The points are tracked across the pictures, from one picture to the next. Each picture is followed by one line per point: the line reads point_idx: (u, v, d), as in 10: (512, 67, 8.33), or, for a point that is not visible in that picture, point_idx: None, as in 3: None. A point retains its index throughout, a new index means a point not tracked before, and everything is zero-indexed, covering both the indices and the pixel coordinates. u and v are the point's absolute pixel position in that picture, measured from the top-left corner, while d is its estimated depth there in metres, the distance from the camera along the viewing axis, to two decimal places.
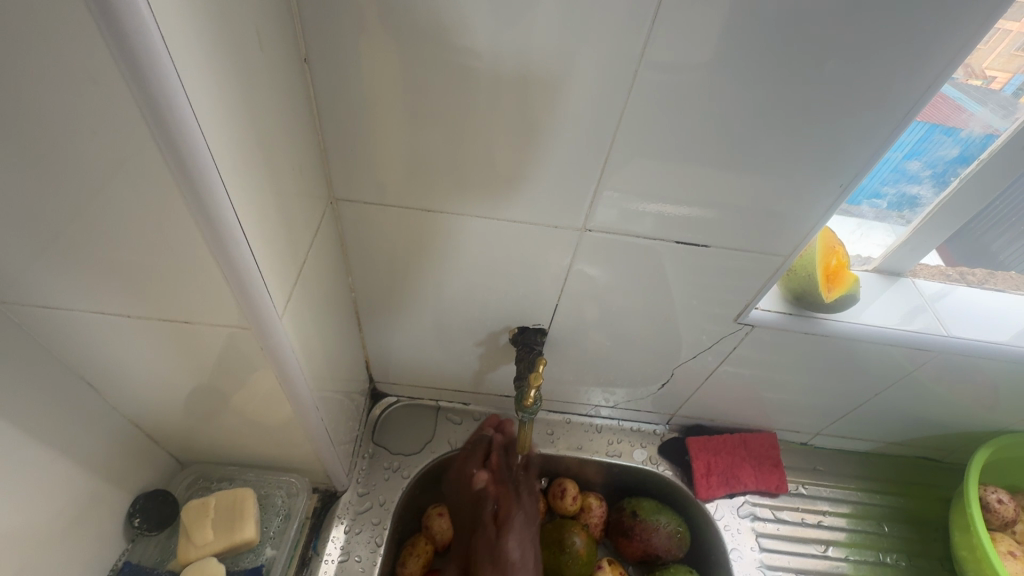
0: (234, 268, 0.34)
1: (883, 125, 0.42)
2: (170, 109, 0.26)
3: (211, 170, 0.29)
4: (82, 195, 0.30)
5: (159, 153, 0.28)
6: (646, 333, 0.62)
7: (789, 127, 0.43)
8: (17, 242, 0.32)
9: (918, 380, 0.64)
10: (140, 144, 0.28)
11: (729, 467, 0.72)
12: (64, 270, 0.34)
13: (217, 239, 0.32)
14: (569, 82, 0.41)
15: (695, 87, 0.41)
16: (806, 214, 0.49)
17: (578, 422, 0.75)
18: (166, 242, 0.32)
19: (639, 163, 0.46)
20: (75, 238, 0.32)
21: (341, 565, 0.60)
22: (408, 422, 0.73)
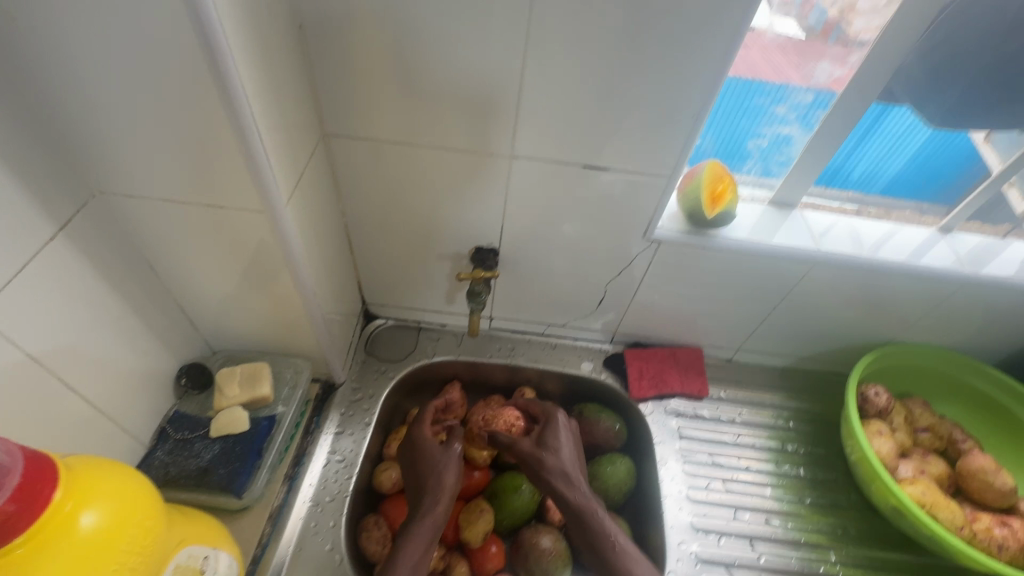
0: (259, 174, 0.48)
1: None
2: (221, 66, 0.40)
3: (245, 107, 0.43)
4: (155, 113, 0.44)
5: (210, 92, 0.42)
6: (582, 257, 0.75)
7: (678, 88, 0.54)
8: (112, 143, 0.46)
9: (808, 292, 0.78)
10: (198, 84, 0.42)
11: (658, 372, 0.86)
12: (136, 169, 0.48)
13: (248, 154, 0.46)
14: (504, 51, 0.53)
15: (603, 56, 0.52)
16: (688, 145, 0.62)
17: (536, 340, 0.91)
18: (206, 152, 0.46)
19: (562, 119, 0.57)
20: (148, 146, 0.47)
21: (337, 437, 0.76)
22: (396, 338, 0.89)
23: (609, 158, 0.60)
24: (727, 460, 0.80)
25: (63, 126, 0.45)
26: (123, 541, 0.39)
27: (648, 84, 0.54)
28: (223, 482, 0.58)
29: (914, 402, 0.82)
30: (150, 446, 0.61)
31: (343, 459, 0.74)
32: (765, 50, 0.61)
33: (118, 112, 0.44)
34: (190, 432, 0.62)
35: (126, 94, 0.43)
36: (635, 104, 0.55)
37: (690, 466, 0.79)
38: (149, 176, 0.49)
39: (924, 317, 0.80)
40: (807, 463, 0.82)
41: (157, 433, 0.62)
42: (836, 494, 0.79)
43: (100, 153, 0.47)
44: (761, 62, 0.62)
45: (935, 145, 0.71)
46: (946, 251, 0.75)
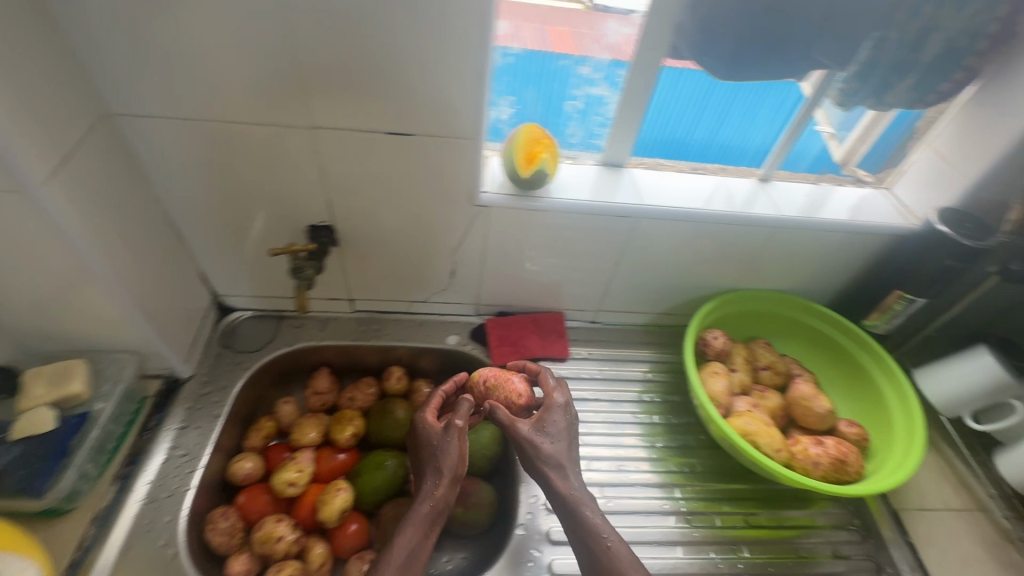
0: None
1: None
2: None
3: None
4: None
5: None
6: (419, 229, 0.75)
7: (453, 47, 0.55)
8: None
9: (646, 248, 0.81)
10: None
11: (519, 338, 0.87)
12: None
13: None
14: (267, 15, 0.52)
15: (366, 18, 0.53)
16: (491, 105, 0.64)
17: (403, 319, 0.92)
18: None
19: (350, 83, 0.57)
20: None
21: (180, 432, 0.73)
22: (254, 329, 0.87)
23: (408, 119, 0.61)
24: (586, 415, 0.83)
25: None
26: None
27: (422, 45, 0.55)
28: (19, 484, 0.56)
29: (758, 343, 0.88)
30: None
31: (185, 453, 0.71)
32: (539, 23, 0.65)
33: None
34: None
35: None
36: (416, 65, 0.56)
37: None
38: None
39: (757, 264, 0.85)
40: (664, 410, 0.86)
41: None
42: (688, 436, 0.83)
43: None
44: (540, 31, 0.65)
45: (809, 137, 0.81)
46: (766, 201, 0.79)
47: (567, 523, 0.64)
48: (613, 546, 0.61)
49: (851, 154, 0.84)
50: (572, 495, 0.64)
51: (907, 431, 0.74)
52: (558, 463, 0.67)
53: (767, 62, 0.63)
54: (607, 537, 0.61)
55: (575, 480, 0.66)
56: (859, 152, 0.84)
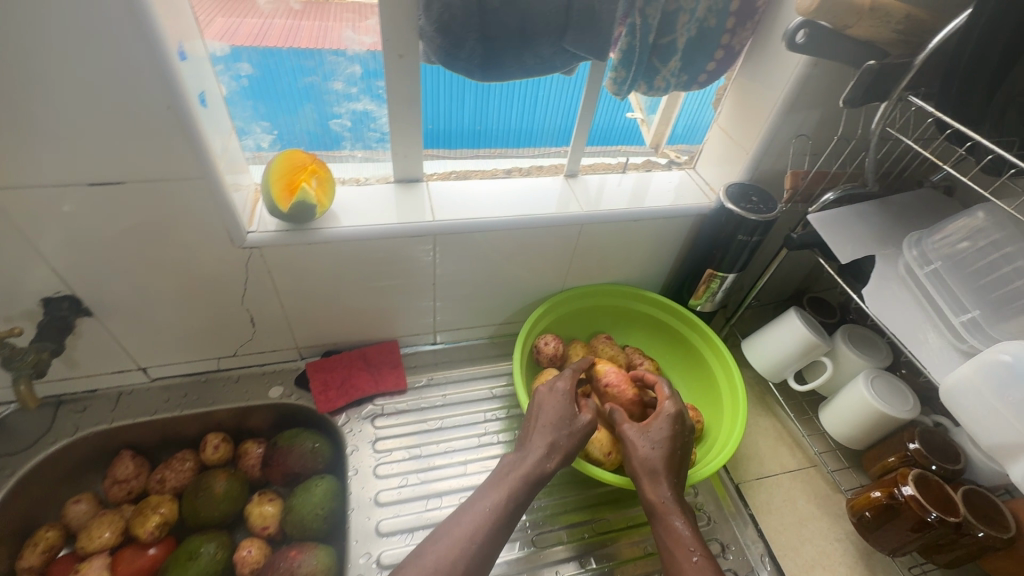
0: None
1: None
2: None
3: None
4: None
5: None
6: (188, 283, 0.66)
7: (130, 77, 0.46)
8: None
9: (459, 263, 0.76)
10: None
11: (346, 378, 0.80)
12: None
13: None
14: None
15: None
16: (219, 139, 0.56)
17: (216, 377, 0.81)
18: None
19: (11, 132, 0.47)
20: None
21: None
22: (23, 423, 0.74)
23: (106, 161, 0.51)
24: (426, 449, 0.78)
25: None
26: None
27: (85, 78, 0.46)
28: None
29: (598, 339, 0.86)
30: None
31: None
32: (269, 17, 0.57)
33: None
34: None
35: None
36: (89, 103, 0.47)
37: (384, 468, 0.75)
38: None
39: (581, 260, 0.83)
40: (512, 426, 0.82)
41: None
42: None
43: None
44: (263, 25, 0.57)
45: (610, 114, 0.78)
46: (572, 198, 0.77)
47: (657, 533, 0.61)
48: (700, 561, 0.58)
49: (660, 137, 0.84)
50: (662, 505, 0.61)
51: (730, 419, 0.75)
52: (651, 469, 0.63)
53: (523, 57, 0.60)
54: (693, 552, 0.58)
55: (668, 486, 0.62)
56: (665, 134, 0.84)
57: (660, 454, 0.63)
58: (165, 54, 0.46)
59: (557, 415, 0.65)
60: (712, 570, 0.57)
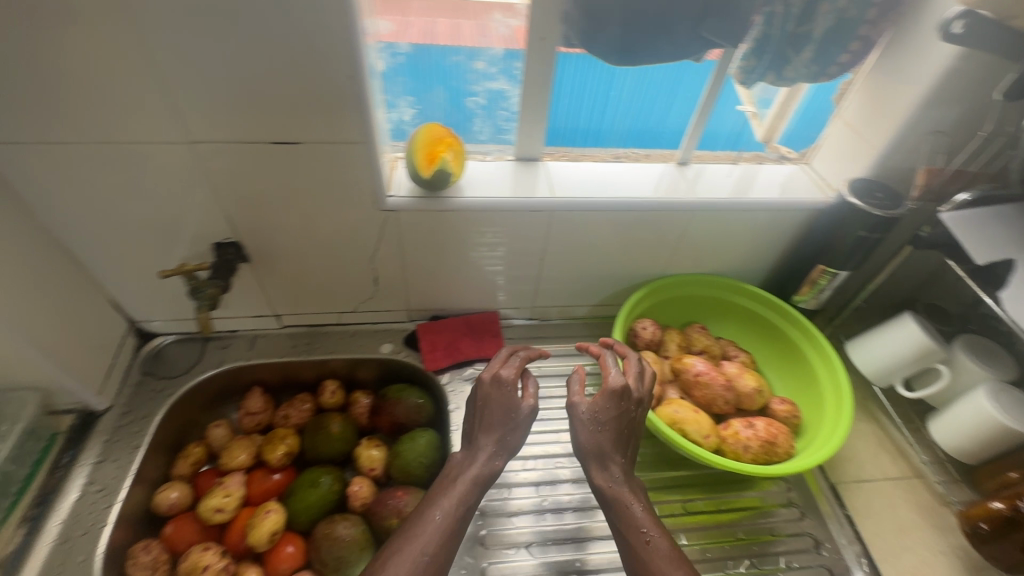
0: None
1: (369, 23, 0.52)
2: None
3: None
4: None
5: None
6: (331, 237, 0.73)
7: (325, 47, 0.53)
8: None
9: (566, 241, 0.80)
10: None
11: (452, 342, 0.86)
12: None
13: None
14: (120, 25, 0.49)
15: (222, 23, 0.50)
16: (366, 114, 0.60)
17: (335, 331, 0.90)
18: None
19: (222, 91, 0.55)
20: None
21: (96, 466, 0.70)
22: (178, 354, 0.85)
23: (287, 118, 0.58)
24: None
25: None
26: None
27: (287, 46, 0.52)
28: None
29: (692, 328, 0.87)
30: None
31: (101, 488, 0.69)
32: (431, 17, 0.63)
33: None
34: None
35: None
36: (286, 68, 0.54)
37: None
38: None
39: (684, 247, 0.84)
40: None
41: None
42: None
43: None
44: (424, 24, 0.63)
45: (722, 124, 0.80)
46: (683, 184, 0.78)
47: (611, 518, 0.60)
48: (653, 541, 0.56)
49: (772, 131, 0.84)
50: (611, 488, 0.60)
51: (833, 416, 0.73)
52: (596, 451, 0.62)
53: (659, 42, 0.63)
54: (646, 532, 0.57)
55: (617, 470, 0.62)
56: (778, 129, 0.83)
57: (602, 439, 0.62)
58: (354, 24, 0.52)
59: (499, 413, 0.65)
60: (670, 549, 0.56)
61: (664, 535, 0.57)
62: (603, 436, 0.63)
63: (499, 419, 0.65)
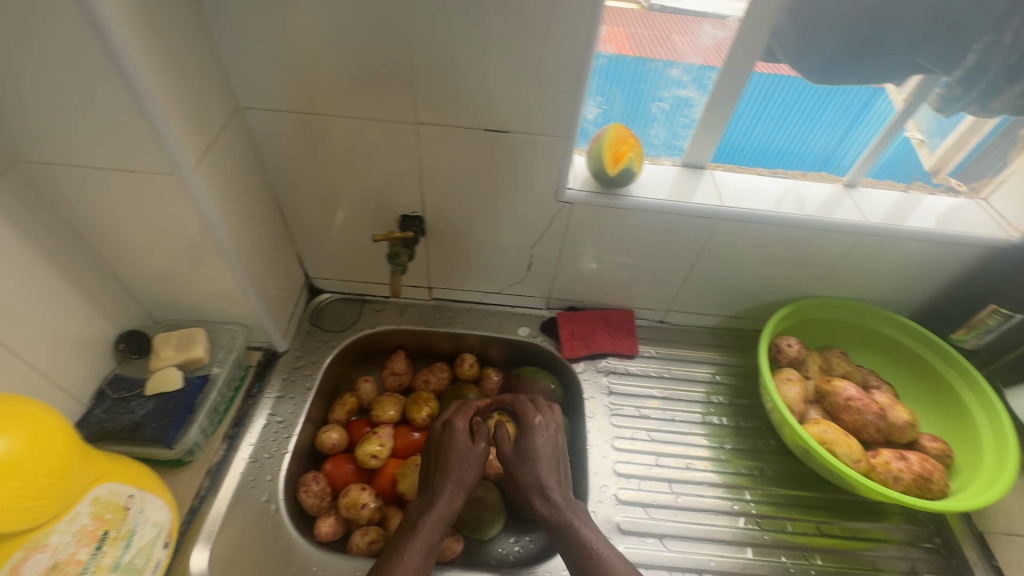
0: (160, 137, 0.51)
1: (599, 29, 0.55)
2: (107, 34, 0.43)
3: (137, 76, 0.46)
4: (48, 73, 0.46)
5: (102, 60, 0.45)
6: (504, 220, 0.78)
7: (560, 48, 0.57)
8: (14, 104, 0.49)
9: (721, 250, 0.81)
10: (90, 53, 0.45)
11: (590, 333, 0.90)
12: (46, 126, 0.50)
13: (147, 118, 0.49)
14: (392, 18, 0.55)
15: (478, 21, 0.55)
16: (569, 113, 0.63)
17: (477, 308, 0.96)
18: (112, 121, 0.49)
19: (457, 80, 0.60)
20: (46, 111, 0.49)
21: (277, 400, 0.79)
22: (339, 311, 0.93)
23: (506, 110, 0.63)
24: (652, 412, 0.85)
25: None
26: (28, 465, 0.42)
27: (527, 45, 0.57)
28: (154, 433, 0.62)
29: (832, 351, 0.86)
30: (89, 407, 0.65)
31: (283, 420, 0.78)
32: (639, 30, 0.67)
33: (17, 76, 0.46)
34: (128, 391, 0.66)
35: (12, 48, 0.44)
36: (519, 65, 0.59)
37: (617, 418, 0.83)
38: (63, 142, 0.52)
39: (838, 269, 0.83)
40: (731, 413, 0.86)
41: (97, 393, 0.66)
42: (757, 440, 0.83)
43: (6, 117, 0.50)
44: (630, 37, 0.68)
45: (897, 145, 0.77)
46: (852, 207, 0.78)
47: (563, 544, 0.64)
48: (596, 552, 0.61)
49: (945, 162, 0.81)
50: (553, 515, 0.65)
51: (992, 456, 0.72)
52: (532, 487, 0.67)
53: (868, 65, 0.63)
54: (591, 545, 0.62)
55: (558, 499, 0.67)
56: (953, 160, 0.80)
57: (537, 472, 0.67)
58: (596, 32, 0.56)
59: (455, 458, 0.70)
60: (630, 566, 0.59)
61: (620, 555, 0.62)
62: (521, 476, 0.69)
63: (456, 462, 0.70)
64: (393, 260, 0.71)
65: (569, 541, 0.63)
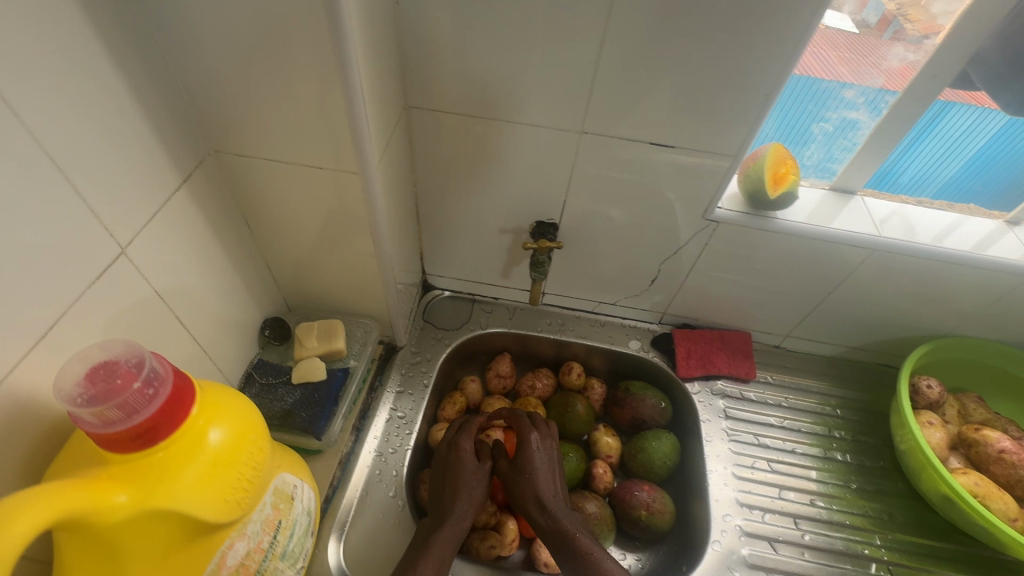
0: (360, 137, 0.51)
1: (804, 45, 0.53)
2: (340, 37, 0.43)
3: (354, 79, 0.46)
4: (272, 69, 0.47)
5: (328, 60, 0.45)
6: (642, 233, 0.76)
7: (756, 64, 0.55)
8: (228, 97, 0.49)
9: (865, 282, 0.77)
10: (318, 53, 0.45)
11: (707, 354, 0.87)
12: (252, 120, 0.51)
13: (354, 121, 0.49)
14: (586, 27, 0.54)
15: (675, 33, 0.53)
16: (745, 129, 0.61)
17: (586, 317, 0.94)
18: (321, 118, 0.50)
19: (635, 92, 0.59)
20: (257, 105, 0.50)
21: (398, 395, 0.80)
22: (450, 309, 0.93)
23: (678, 124, 0.61)
24: (771, 441, 0.82)
25: (184, 77, 0.48)
26: (244, 459, 0.43)
27: (722, 59, 0.55)
28: (304, 423, 0.64)
29: (968, 396, 0.81)
30: (239, 388, 0.67)
31: (403, 416, 0.79)
32: (823, 51, 0.64)
33: (241, 72, 0.47)
34: (275, 376, 0.67)
35: (245, 45, 0.45)
36: (707, 82, 0.57)
37: (735, 444, 0.82)
38: (262, 136, 0.53)
39: (990, 311, 0.78)
40: (852, 450, 0.82)
41: (245, 376, 0.68)
42: (884, 481, 0.79)
43: (217, 109, 0.51)
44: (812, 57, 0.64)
45: (998, 146, 0.70)
46: (1016, 246, 0.72)
47: (565, 558, 0.63)
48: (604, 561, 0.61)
49: None
50: (560, 528, 0.65)
51: None
52: (538, 502, 0.67)
53: None
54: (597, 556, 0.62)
55: (556, 512, 0.67)
56: None
57: (536, 487, 0.67)
58: (797, 51, 0.54)
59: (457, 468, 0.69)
60: None
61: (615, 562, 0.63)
62: (522, 487, 0.68)
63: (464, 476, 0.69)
64: (537, 267, 0.69)
65: (574, 553, 0.63)
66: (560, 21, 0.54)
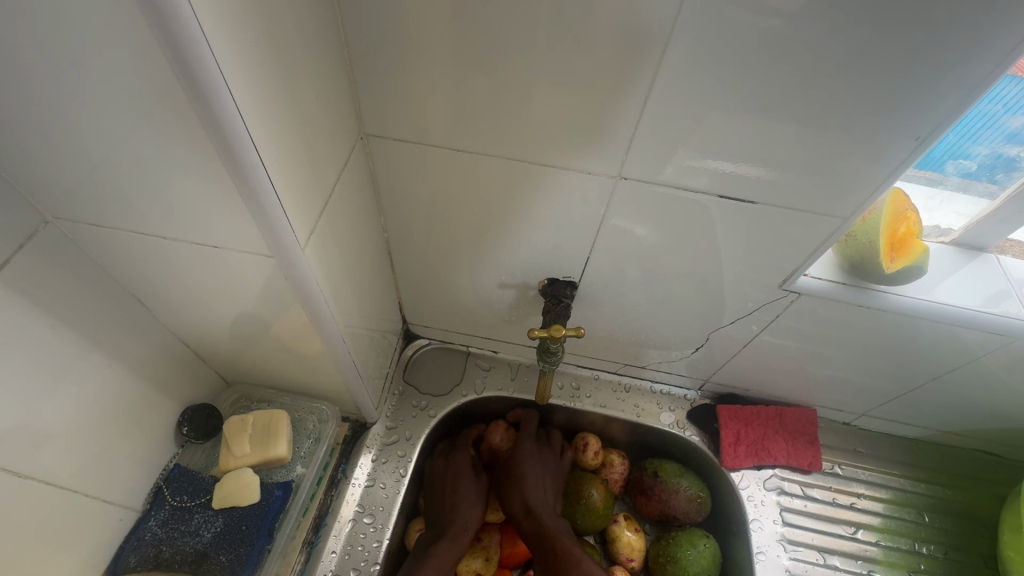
0: (258, 205, 0.32)
1: (975, 58, 0.33)
2: (194, 59, 0.25)
3: (238, 123, 0.28)
4: (102, 108, 0.28)
5: (186, 99, 0.27)
6: (689, 297, 0.57)
7: (889, 88, 0.35)
8: (46, 149, 0.31)
9: (990, 368, 0.57)
10: (167, 86, 0.27)
11: (760, 439, 0.69)
12: (97, 181, 0.33)
13: (250, 187, 0.31)
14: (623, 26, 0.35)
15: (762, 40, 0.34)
16: (863, 177, 0.41)
17: (607, 379, 0.75)
18: (202, 180, 0.32)
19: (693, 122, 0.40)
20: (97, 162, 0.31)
21: (367, 489, 0.63)
22: (438, 365, 0.75)
23: (761, 170, 0.42)
24: (842, 562, 0.64)
25: None
26: None
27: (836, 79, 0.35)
28: (224, 570, 0.47)
29: None
30: (144, 510, 0.50)
31: (373, 520, 0.61)
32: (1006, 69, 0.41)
33: (56, 109, 0.28)
34: (191, 498, 0.50)
35: (45, 71, 0.27)
36: (803, 113, 0.38)
37: (795, 564, 0.64)
38: (121, 202, 0.34)
39: None
40: (948, 573, 0.64)
41: (153, 493, 0.51)
42: None
43: (38, 165, 0.32)
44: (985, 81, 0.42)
45: None
46: None
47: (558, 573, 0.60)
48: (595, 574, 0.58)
49: None
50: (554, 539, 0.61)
51: None
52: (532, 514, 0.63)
53: None
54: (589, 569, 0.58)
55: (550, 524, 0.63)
56: None
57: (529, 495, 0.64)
58: (969, 73, 0.34)
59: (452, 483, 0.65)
60: None
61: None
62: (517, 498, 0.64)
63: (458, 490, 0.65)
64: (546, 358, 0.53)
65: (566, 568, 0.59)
66: (580, 17, 0.35)
